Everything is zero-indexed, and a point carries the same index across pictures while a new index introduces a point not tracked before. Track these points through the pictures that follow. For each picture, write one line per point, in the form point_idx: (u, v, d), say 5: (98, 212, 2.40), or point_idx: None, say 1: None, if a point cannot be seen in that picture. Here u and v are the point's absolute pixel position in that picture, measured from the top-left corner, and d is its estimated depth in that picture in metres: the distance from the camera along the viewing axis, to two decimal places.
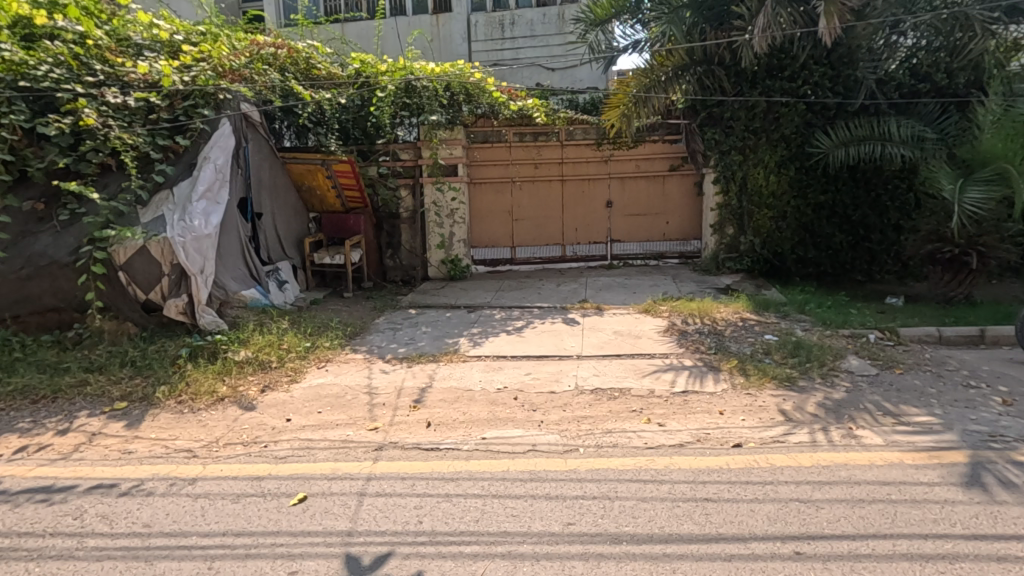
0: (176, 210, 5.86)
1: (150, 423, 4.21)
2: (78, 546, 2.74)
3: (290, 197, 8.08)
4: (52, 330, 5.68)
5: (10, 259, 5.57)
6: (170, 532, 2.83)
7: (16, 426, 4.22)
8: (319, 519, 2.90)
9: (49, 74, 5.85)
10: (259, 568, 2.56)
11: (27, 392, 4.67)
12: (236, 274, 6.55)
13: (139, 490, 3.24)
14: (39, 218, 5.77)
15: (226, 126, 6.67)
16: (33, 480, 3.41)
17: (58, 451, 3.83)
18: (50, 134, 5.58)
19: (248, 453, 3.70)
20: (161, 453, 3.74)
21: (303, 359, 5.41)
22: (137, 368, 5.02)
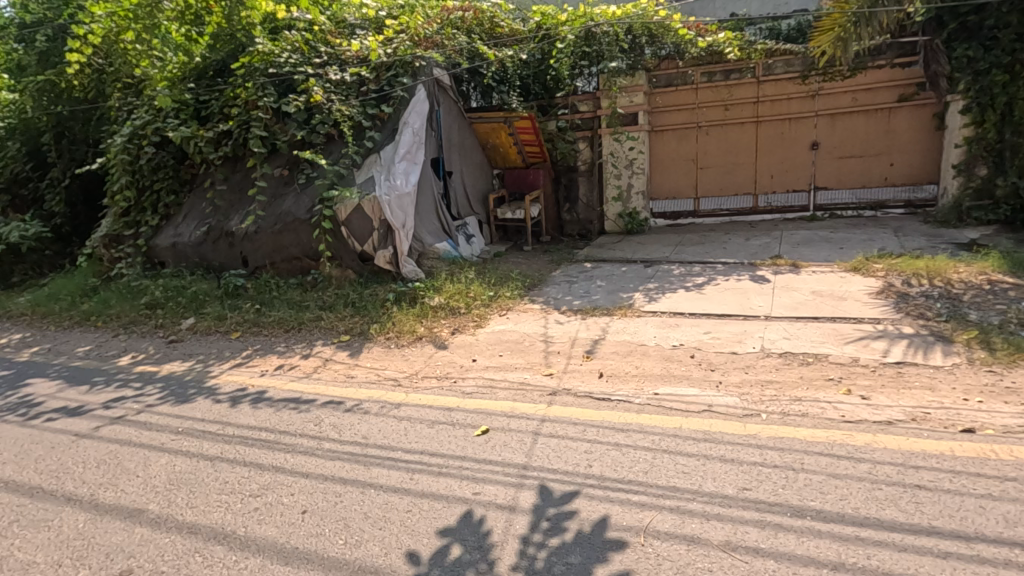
0: (383, 171, 6.65)
1: (367, 354, 5.00)
2: (318, 446, 3.41)
3: (476, 155, 8.59)
4: (296, 275, 6.91)
5: (267, 217, 6.88)
6: (381, 445, 3.37)
7: (276, 348, 5.36)
8: (499, 450, 3.20)
9: (288, 60, 7.01)
10: (449, 485, 2.89)
11: (282, 323, 5.86)
12: (431, 228, 7.24)
13: (359, 409, 3.91)
14: (285, 182, 7.04)
15: (421, 92, 7.22)
16: (288, 392, 4.34)
17: (303, 371, 4.78)
18: (290, 111, 6.73)
19: (441, 386, 4.21)
20: (374, 380, 4.44)
21: (487, 307, 5.86)
22: (357, 308, 5.95)
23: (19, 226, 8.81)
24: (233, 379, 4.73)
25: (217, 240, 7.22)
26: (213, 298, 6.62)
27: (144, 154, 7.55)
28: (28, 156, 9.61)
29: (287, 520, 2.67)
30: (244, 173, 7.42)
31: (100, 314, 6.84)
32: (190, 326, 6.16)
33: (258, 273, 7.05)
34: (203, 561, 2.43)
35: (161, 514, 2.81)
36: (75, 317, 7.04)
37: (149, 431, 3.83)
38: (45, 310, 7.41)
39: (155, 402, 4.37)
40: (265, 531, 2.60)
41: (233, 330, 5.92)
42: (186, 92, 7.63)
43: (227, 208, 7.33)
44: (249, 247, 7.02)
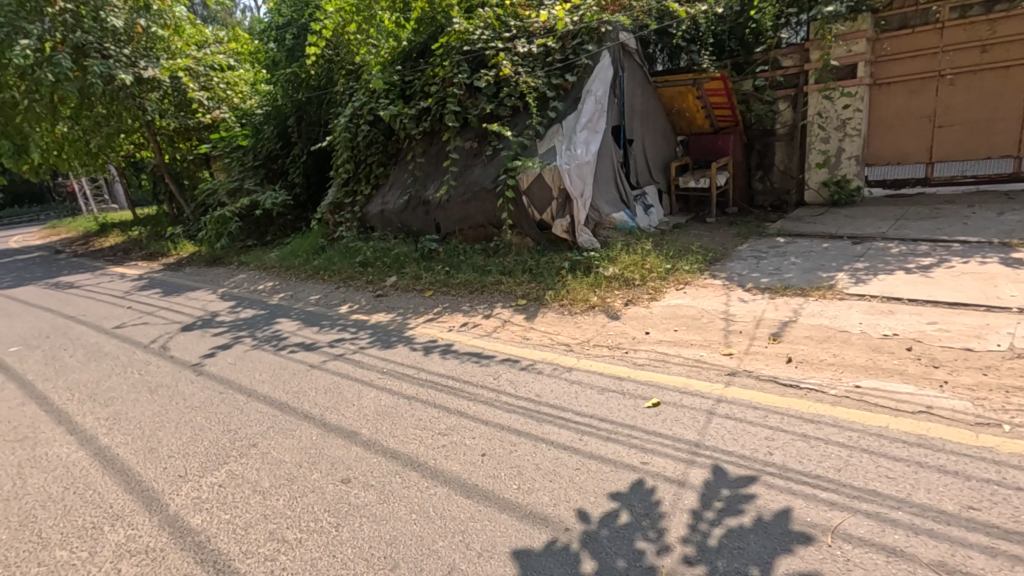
0: (565, 141, 6.74)
1: (542, 318, 5.23)
2: (497, 398, 3.69)
3: (660, 121, 8.23)
4: (481, 242, 7.41)
5: (458, 186, 7.46)
6: (553, 404, 3.53)
7: (462, 307, 5.88)
8: (669, 424, 3.14)
9: (481, 37, 7.43)
10: (617, 451, 2.94)
11: (468, 285, 6.39)
12: (609, 198, 7.18)
13: (533, 368, 4.13)
14: (474, 154, 7.55)
15: (606, 58, 7.08)
16: (471, 347, 4.76)
17: (485, 329, 5.18)
18: (482, 86, 7.17)
19: (611, 355, 4.24)
20: (547, 343, 4.63)
21: (663, 280, 5.68)
22: (534, 274, 6.22)
23: (271, 195, 10.84)
24: (426, 331, 5.33)
25: (416, 208, 8.05)
26: (411, 260, 7.46)
27: (361, 131, 8.72)
28: (278, 137, 11.70)
29: (469, 460, 2.97)
30: (440, 147, 8.13)
31: (326, 270, 8.17)
32: (393, 284, 7.04)
33: (449, 239, 7.72)
34: (401, 482, 2.83)
35: (371, 439, 3.32)
36: (309, 271, 8.52)
37: (361, 369, 4.52)
38: (289, 264, 9.09)
39: (366, 345, 5.13)
40: (451, 467, 2.92)
41: (427, 288, 6.62)
42: (394, 74, 8.56)
43: (425, 179, 8.12)
44: (441, 215, 7.71)
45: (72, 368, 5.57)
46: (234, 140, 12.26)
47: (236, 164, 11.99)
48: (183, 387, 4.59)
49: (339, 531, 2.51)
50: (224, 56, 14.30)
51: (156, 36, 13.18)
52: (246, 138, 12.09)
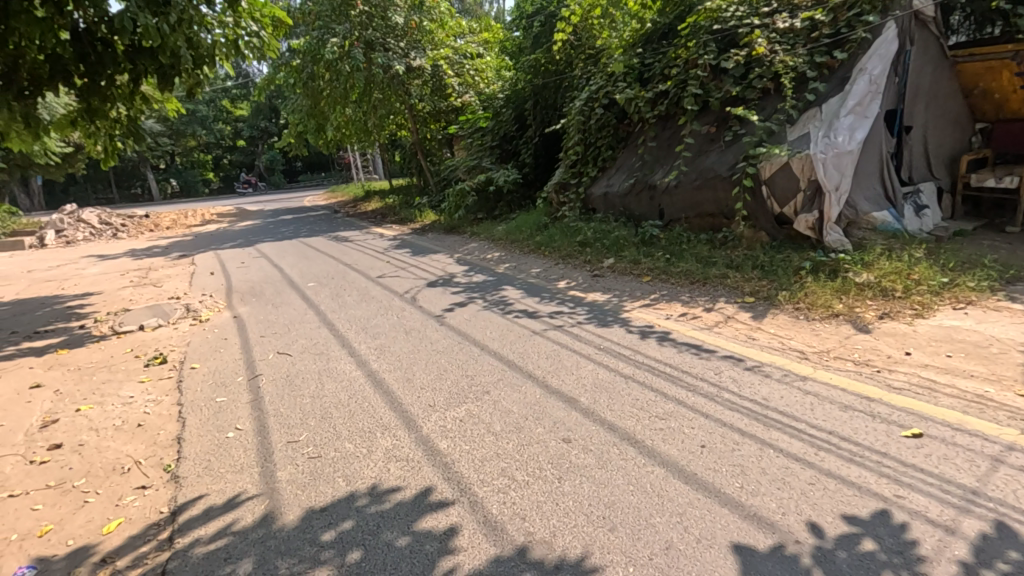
0: (822, 127, 6.00)
1: (771, 320, 4.83)
2: (718, 394, 3.55)
3: (952, 105, 6.83)
4: (707, 232, 7.09)
5: (689, 172, 7.21)
6: (783, 411, 3.28)
7: (681, 297, 5.73)
8: (935, 462, 2.69)
9: (735, 14, 7.16)
10: (861, 475, 2.63)
11: (689, 275, 6.20)
12: (870, 193, 6.16)
13: (760, 370, 3.87)
14: (711, 139, 7.19)
15: (892, 29, 6.01)
16: (689, 338, 4.64)
17: (705, 322, 4.99)
18: (729, 67, 6.85)
19: (858, 371, 3.74)
20: (777, 347, 4.28)
21: (935, 295, 4.78)
22: (766, 272, 5.76)
23: (505, 173, 11.82)
24: (643, 316, 5.34)
25: (641, 192, 8.02)
26: (631, 244, 7.48)
27: (594, 115, 8.96)
28: (515, 119, 12.63)
29: (687, 448, 2.95)
30: (673, 131, 7.93)
31: (548, 246, 8.67)
32: (610, 265, 7.18)
33: (672, 226, 7.55)
34: (619, 454, 2.95)
35: (589, 407, 3.51)
36: (531, 246, 9.15)
37: (579, 342, 4.76)
38: (514, 238, 9.86)
39: (584, 321, 5.36)
40: (668, 450, 2.94)
41: (645, 274, 6.61)
42: (634, 57, 8.55)
43: (653, 163, 8.02)
44: (667, 201, 7.56)
45: (350, 305, 6.94)
46: (477, 121, 13.60)
47: (477, 143, 13.30)
48: (429, 333, 5.39)
49: (561, 483, 2.73)
50: (476, 45, 15.84)
51: (425, 30, 15.16)
52: (487, 120, 13.30)
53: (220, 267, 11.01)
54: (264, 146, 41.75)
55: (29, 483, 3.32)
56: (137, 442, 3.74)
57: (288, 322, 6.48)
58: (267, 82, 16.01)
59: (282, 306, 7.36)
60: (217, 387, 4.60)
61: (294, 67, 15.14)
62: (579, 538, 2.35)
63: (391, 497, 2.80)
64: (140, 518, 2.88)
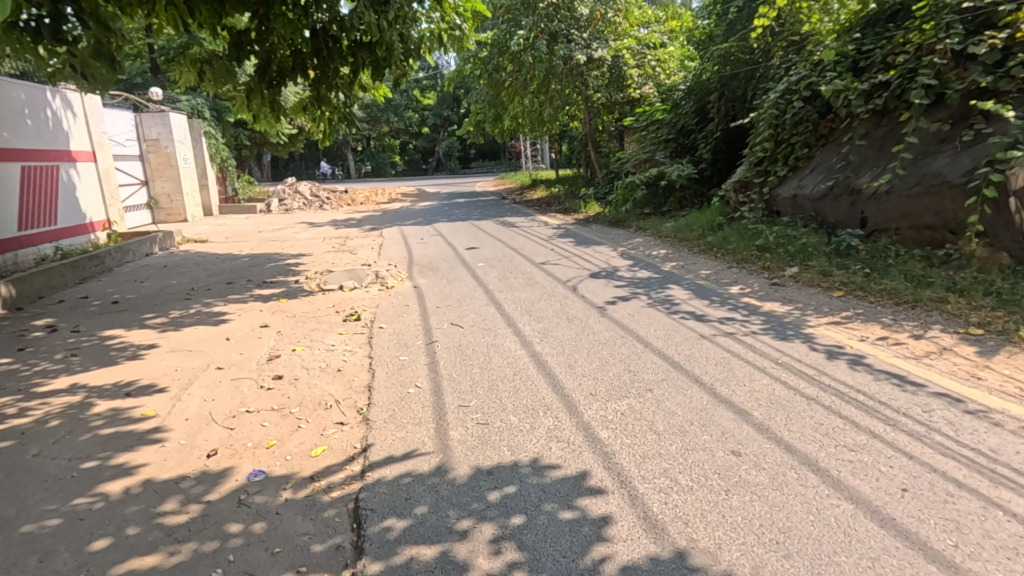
0: None
1: (1005, 358, 4.01)
2: (926, 435, 3.06)
3: None
4: (922, 247, 6.08)
5: (907, 177, 6.23)
6: (1017, 469, 2.71)
7: (881, 318, 5.02)
8: None
9: None
10: None
11: (894, 294, 5.40)
12: None
13: (986, 417, 3.24)
14: (942, 139, 6.13)
15: None
16: (889, 366, 4.05)
17: (911, 351, 4.31)
18: (980, 52, 5.76)
19: None
20: (1013, 393, 3.54)
21: None
22: (1003, 301, 4.78)
23: (679, 168, 11.34)
24: (831, 334, 4.78)
25: (840, 196, 7.14)
26: (822, 252, 6.72)
27: (791, 108, 8.16)
28: (696, 112, 12.02)
29: (883, 488, 2.60)
30: (891, 128, 6.91)
31: (721, 248, 8.15)
32: (793, 275, 6.54)
33: (876, 236, 6.60)
34: (798, 479, 2.70)
35: (764, 424, 3.26)
36: (702, 246, 8.68)
37: (753, 353, 4.42)
38: (683, 237, 9.43)
39: (759, 331, 4.96)
40: (859, 486, 2.62)
41: (836, 288, 5.90)
42: (850, 43, 7.62)
43: (860, 164, 7.07)
44: (873, 208, 6.64)
45: (516, 287, 7.26)
46: (654, 114, 13.16)
47: (651, 136, 12.91)
48: (591, 323, 5.43)
49: (729, 497, 2.59)
50: (660, 35, 15.37)
51: (610, 21, 14.98)
52: (664, 112, 12.87)
53: (404, 241, 12.23)
54: (445, 133, 45.06)
55: (260, 404, 4.05)
56: (336, 384, 4.36)
57: (460, 297, 6.98)
58: (456, 74, 17.23)
59: (455, 282, 7.95)
60: (400, 347, 5.15)
61: (481, 59, 16.02)
62: (749, 557, 2.21)
63: (551, 473, 2.90)
64: (338, 449, 3.36)
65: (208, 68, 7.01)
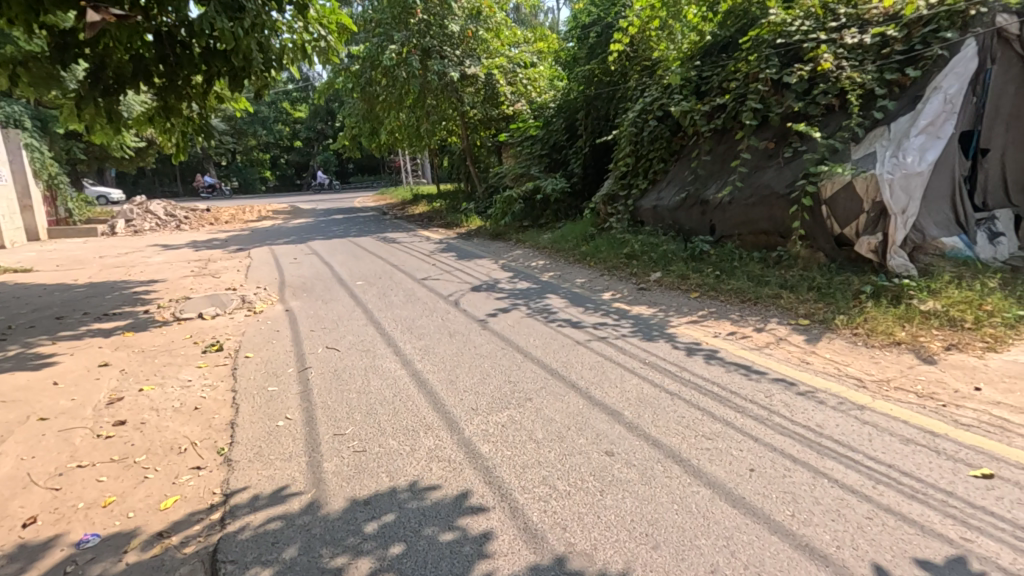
0: (890, 146, 5.75)
1: (827, 344, 4.65)
2: (768, 417, 3.44)
3: None
4: (759, 250, 6.90)
5: (744, 188, 7.05)
6: (838, 440, 3.14)
7: (731, 315, 5.60)
8: (1007, 506, 2.48)
9: (800, 28, 6.99)
10: (926, 516, 2.45)
11: (740, 293, 6.05)
12: (939, 219, 5.91)
13: (812, 396, 3.72)
14: (769, 155, 7.02)
15: (972, 47, 5.75)
16: (738, 357, 4.53)
17: (755, 342, 4.85)
18: (792, 81, 6.69)
19: (921, 405, 3.52)
20: (833, 372, 4.11)
21: (1009, 328, 4.51)
22: (822, 294, 5.56)
23: (553, 181, 11.86)
24: (690, 333, 5.24)
25: (692, 206, 7.89)
26: (680, 258, 7.37)
27: (647, 127, 8.90)
28: (566, 129, 12.68)
29: (735, 470, 2.87)
30: (729, 145, 7.77)
31: (594, 257, 8.62)
32: (657, 279, 7.09)
33: (723, 242, 7.38)
34: (664, 471, 2.89)
35: (633, 422, 3.46)
36: (576, 255, 9.12)
37: (624, 355, 4.70)
38: (560, 247, 9.85)
39: (628, 334, 5.30)
40: (715, 471, 2.87)
41: (693, 290, 6.49)
42: (692, 70, 8.50)
43: (706, 178, 7.88)
44: (719, 217, 7.41)
45: (397, 305, 7.08)
46: (527, 130, 13.65)
47: (526, 151, 13.36)
48: (473, 337, 5.44)
49: (603, 496, 2.70)
50: (529, 54, 16.02)
51: (481, 39, 15.34)
52: (537, 129, 13.38)
53: (275, 262, 11.44)
54: (319, 147, 43.14)
55: (95, 456, 3.52)
56: (193, 424, 3.92)
57: (336, 318, 6.65)
58: (327, 86, 16.59)
59: (332, 302, 7.57)
60: (268, 377, 4.76)
61: (353, 72, 15.60)
62: (621, 553, 2.31)
63: (433, 495, 2.83)
64: (194, 497, 3.01)
65: (23, 72, 6.05)
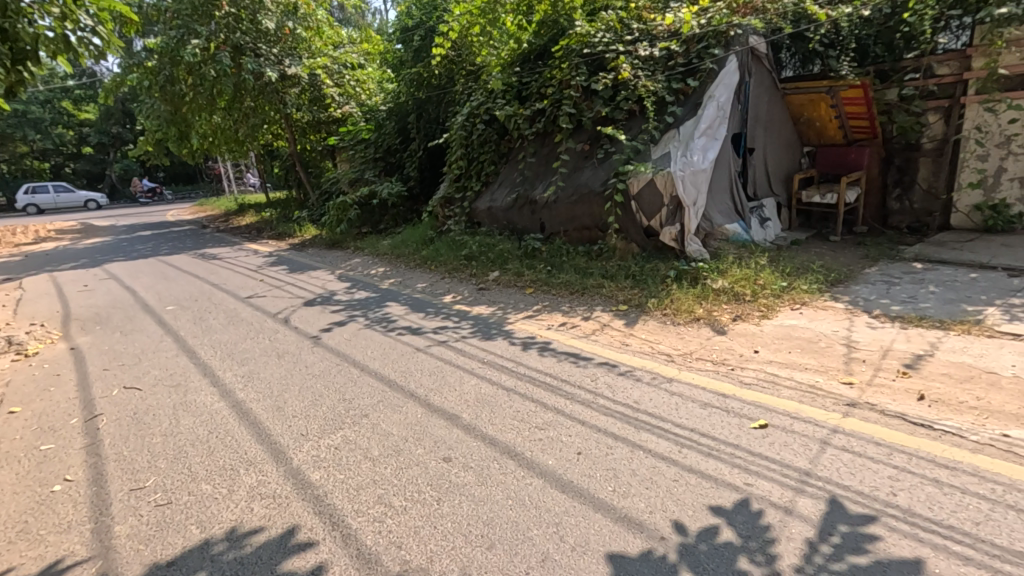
0: (680, 147, 6.58)
1: (642, 325, 5.15)
2: (593, 400, 3.70)
3: (786, 131, 8.03)
4: (584, 244, 7.42)
5: (566, 188, 7.53)
6: (651, 413, 3.47)
7: (563, 307, 5.94)
8: (777, 449, 2.94)
9: (602, 40, 7.60)
10: (719, 469, 2.81)
11: (569, 286, 6.46)
12: (722, 208, 6.96)
13: (631, 375, 4.09)
14: (585, 156, 7.61)
15: (733, 62, 6.86)
16: (568, 346, 4.82)
17: (583, 331, 5.20)
18: (599, 88, 7.29)
19: (715, 370, 4.07)
20: (647, 351, 4.56)
21: (777, 298, 5.40)
22: (637, 281, 6.16)
23: (388, 186, 11.57)
24: (526, 327, 5.45)
25: (522, 206, 8.23)
26: (515, 256, 7.64)
27: (476, 130, 9.11)
28: (398, 132, 12.46)
29: (565, 456, 3.02)
30: (551, 147, 8.25)
31: (434, 260, 8.58)
32: (495, 278, 7.27)
33: (553, 238, 7.80)
34: (499, 469, 2.94)
35: (471, 423, 3.48)
36: (416, 260, 9.00)
37: (463, 357, 4.73)
38: (400, 253, 9.64)
39: (468, 335, 5.34)
40: (547, 460, 2.99)
41: (528, 286, 6.76)
42: (513, 76, 8.88)
43: (533, 179, 8.29)
44: (547, 215, 7.82)
45: (215, 329, 6.33)
46: (359, 133, 13.12)
47: (359, 156, 12.88)
48: (305, 356, 5.06)
49: (440, 505, 2.67)
50: (355, 55, 15.44)
51: (300, 37, 14.42)
52: (369, 132, 12.94)
53: (57, 291, 9.57)
54: (116, 154, 37.16)
55: None
56: None
57: (138, 351, 5.74)
58: (115, 83, 14.31)
59: (133, 333, 6.53)
60: (42, 432, 3.93)
61: (149, 68, 13.65)
62: (457, 560, 2.29)
63: (253, 540, 2.55)
64: None
65: None
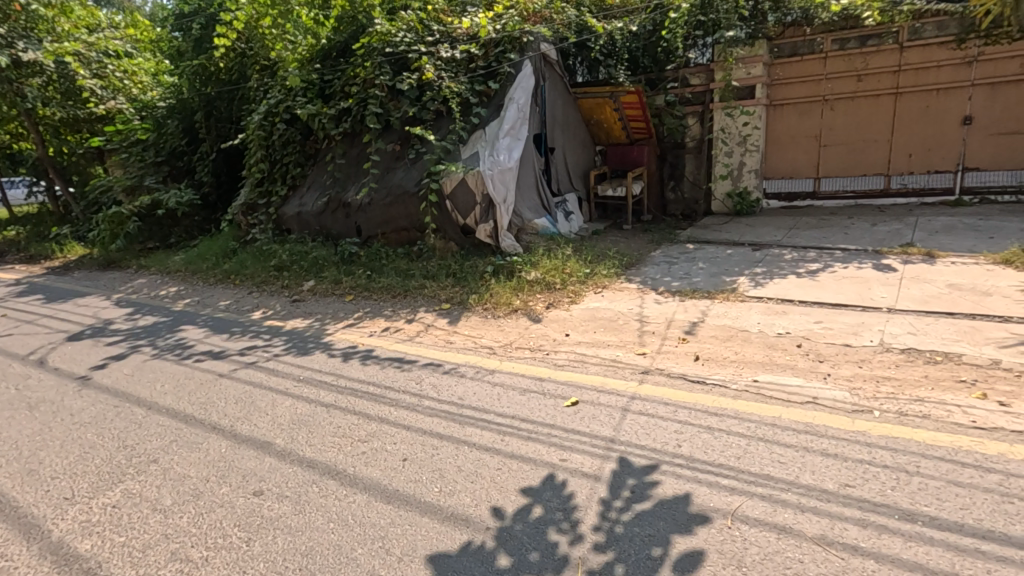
0: (487, 147, 6.88)
1: (465, 322, 5.25)
2: (419, 403, 3.65)
3: (581, 132, 8.84)
4: (403, 246, 7.31)
5: (380, 189, 7.33)
6: (475, 406, 3.54)
7: (385, 311, 5.78)
8: (586, 422, 3.21)
9: (403, 39, 7.49)
10: (538, 450, 2.97)
11: (390, 289, 6.30)
12: (531, 204, 7.42)
13: (455, 372, 4.14)
14: (396, 156, 7.51)
15: (528, 67, 7.33)
16: (392, 351, 4.70)
17: (407, 334, 5.12)
18: (404, 88, 7.19)
19: (533, 356, 4.32)
20: (470, 346, 4.65)
21: (583, 284, 5.92)
22: (458, 278, 6.26)
23: (176, 193, 10.11)
24: (346, 337, 5.18)
25: (336, 210, 7.82)
26: (331, 263, 7.22)
27: (276, 130, 8.36)
28: (184, 132, 10.92)
29: (390, 465, 2.93)
30: (361, 148, 7.97)
31: (238, 273, 7.73)
32: (310, 288, 6.79)
33: (371, 242, 7.54)
34: (319, 491, 2.75)
35: (286, 448, 3.19)
36: (217, 275, 8.02)
37: (276, 376, 4.33)
38: (195, 268, 8.49)
39: (281, 352, 4.91)
40: (371, 473, 2.87)
41: (347, 293, 6.45)
42: (312, 73, 8.38)
43: (344, 181, 7.93)
44: (362, 218, 7.54)
45: None
46: (132, 133, 11.22)
47: (134, 159, 11.03)
48: (69, 402, 4.17)
49: (251, 545, 2.40)
50: (119, 41, 13.02)
51: (37, 14, 11.71)
52: (147, 131, 11.08)
53: None
54: None
55: None
56: None
57: None
58: None
59: None
60: None
61: None
62: None
63: None
64: None
65: None
